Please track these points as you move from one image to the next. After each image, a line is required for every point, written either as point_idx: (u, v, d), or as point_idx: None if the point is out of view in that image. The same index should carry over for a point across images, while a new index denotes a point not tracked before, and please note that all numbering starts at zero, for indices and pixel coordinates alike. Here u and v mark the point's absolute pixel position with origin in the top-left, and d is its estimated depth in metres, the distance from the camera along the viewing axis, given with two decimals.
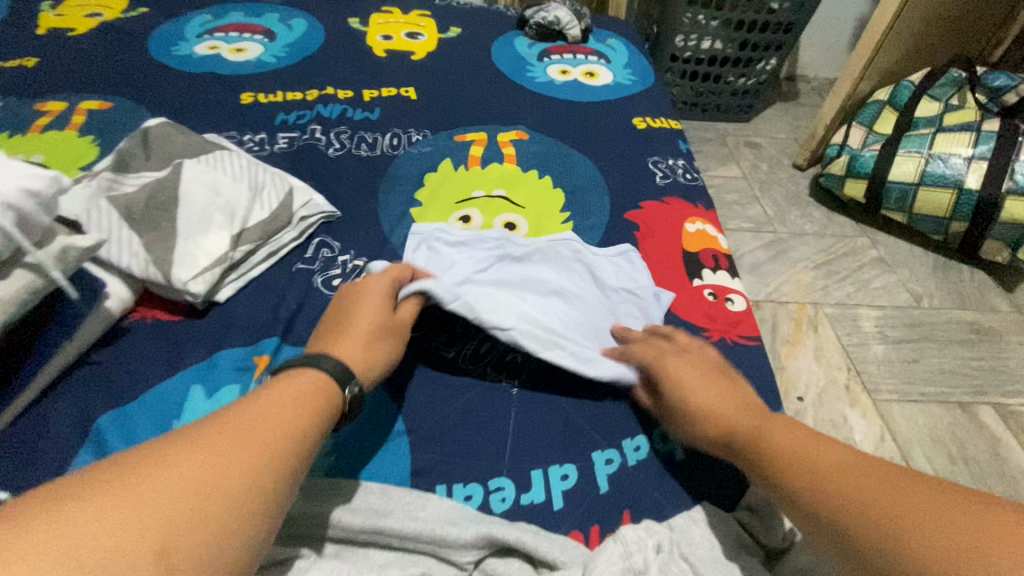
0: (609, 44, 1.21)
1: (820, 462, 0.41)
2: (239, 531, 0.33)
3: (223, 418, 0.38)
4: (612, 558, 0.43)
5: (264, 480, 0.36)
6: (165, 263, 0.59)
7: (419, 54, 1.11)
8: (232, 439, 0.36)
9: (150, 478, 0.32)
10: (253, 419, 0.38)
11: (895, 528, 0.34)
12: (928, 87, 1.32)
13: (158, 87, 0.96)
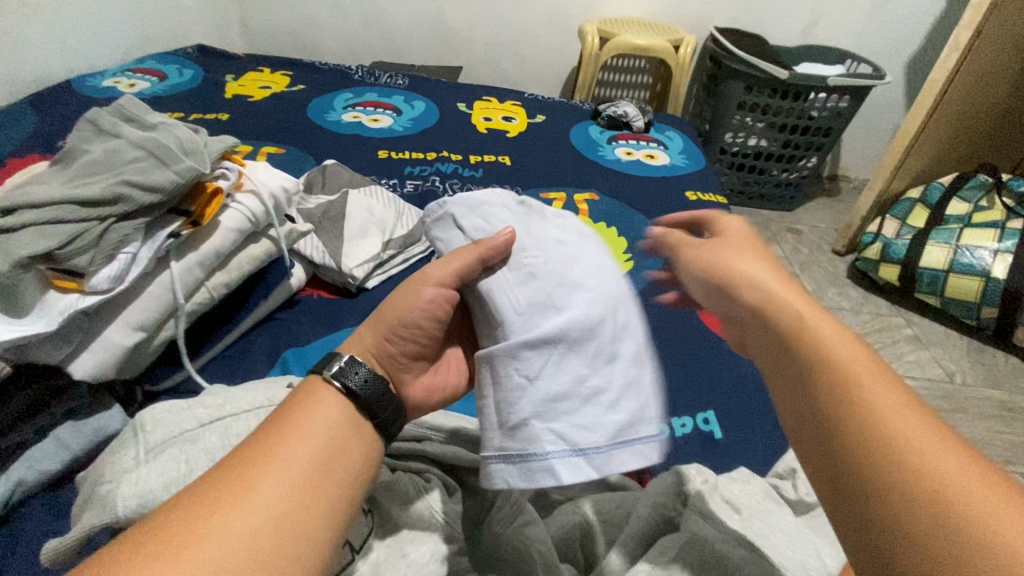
0: (668, 134, 1.45)
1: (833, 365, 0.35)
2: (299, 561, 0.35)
3: (267, 451, 0.38)
4: (666, 483, 0.56)
5: (310, 508, 0.37)
6: (338, 255, 0.82)
7: (513, 132, 1.38)
8: (277, 473, 0.37)
9: (211, 530, 0.34)
10: (296, 449, 0.39)
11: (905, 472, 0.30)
12: (957, 189, 1.48)
13: (318, 142, 1.26)
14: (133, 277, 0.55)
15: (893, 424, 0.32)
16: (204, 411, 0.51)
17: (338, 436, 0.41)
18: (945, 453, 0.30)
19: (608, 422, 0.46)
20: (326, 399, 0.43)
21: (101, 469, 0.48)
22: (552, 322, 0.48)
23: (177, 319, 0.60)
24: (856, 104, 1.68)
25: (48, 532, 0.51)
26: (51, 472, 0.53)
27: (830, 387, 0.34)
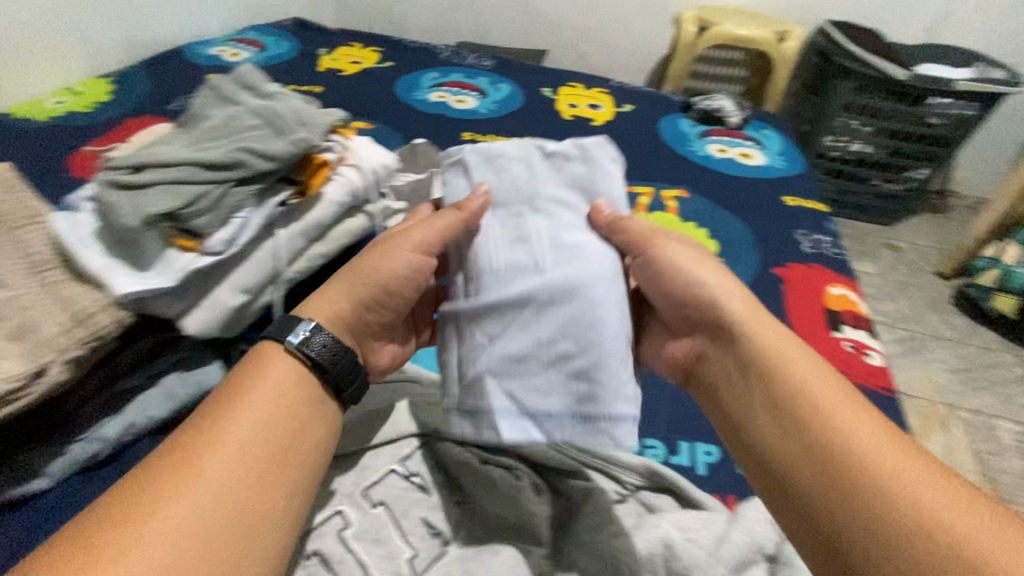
0: (765, 133, 1.36)
1: (799, 390, 0.50)
2: (271, 505, 0.44)
3: (230, 415, 0.46)
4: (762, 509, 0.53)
5: (272, 464, 0.45)
6: None
7: (599, 121, 1.33)
8: (242, 434, 0.45)
9: (192, 486, 0.42)
10: (255, 413, 0.46)
11: (851, 459, 0.45)
12: None
13: (405, 120, 1.26)
14: (244, 240, 0.56)
15: (848, 427, 0.47)
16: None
17: (290, 397, 0.48)
18: (867, 436, 0.46)
19: (564, 386, 0.50)
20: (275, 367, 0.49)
21: None
22: (526, 283, 0.52)
23: (277, 284, 0.62)
24: (984, 113, 1.51)
25: None
26: (158, 418, 0.57)
27: (802, 403, 0.49)
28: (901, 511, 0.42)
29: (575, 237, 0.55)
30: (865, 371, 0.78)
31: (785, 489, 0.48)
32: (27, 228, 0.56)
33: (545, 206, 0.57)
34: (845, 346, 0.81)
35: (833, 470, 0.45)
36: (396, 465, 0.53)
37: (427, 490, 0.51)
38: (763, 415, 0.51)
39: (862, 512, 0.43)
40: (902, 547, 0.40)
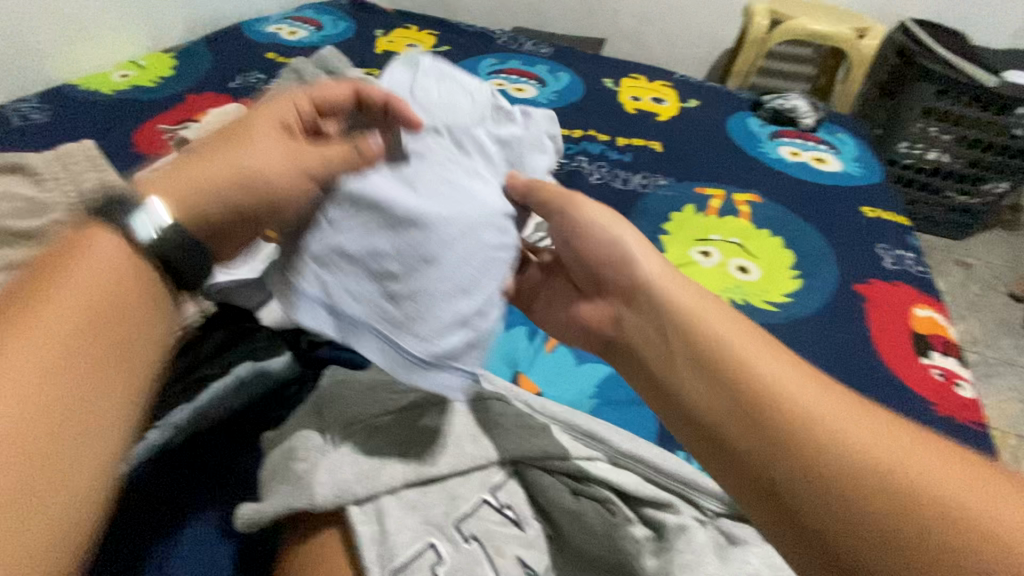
0: (839, 137, 1.28)
1: (757, 375, 0.42)
2: (106, 407, 0.37)
3: (38, 297, 0.38)
4: None
5: (104, 361, 0.38)
6: None
7: (664, 116, 1.28)
8: (57, 323, 0.37)
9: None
10: (75, 296, 0.38)
11: (827, 452, 0.37)
12: None
13: None
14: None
15: (813, 412, 0.39)
16: (390, 399, 0.49)
17: (118, 277, 0.41)
18: (840, 420, 0.38)
19: (379, 298, 0.50)
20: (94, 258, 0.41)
21: (286, 438, 0.47)
22: (389, 190, 0.52)
23: None
24: None
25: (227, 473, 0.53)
26: (233, 408, 0.56)
27: (756, 389, 0.41)
28: (880, 487, 0.35)
29: (475, 176, 0.57)
30: (957, 404, 0.72)
31: (724, 458, 0.41)
32: None
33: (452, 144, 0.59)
34: (933, 375, 0.75)
35: (803, 464, 0.37)
36: (487, 493, 0.45)
37: (523, 525, 0.45)
38: (713, 403, 0.43)
39: (851, 501, 0.35)
40: (896, 533, 0.33)
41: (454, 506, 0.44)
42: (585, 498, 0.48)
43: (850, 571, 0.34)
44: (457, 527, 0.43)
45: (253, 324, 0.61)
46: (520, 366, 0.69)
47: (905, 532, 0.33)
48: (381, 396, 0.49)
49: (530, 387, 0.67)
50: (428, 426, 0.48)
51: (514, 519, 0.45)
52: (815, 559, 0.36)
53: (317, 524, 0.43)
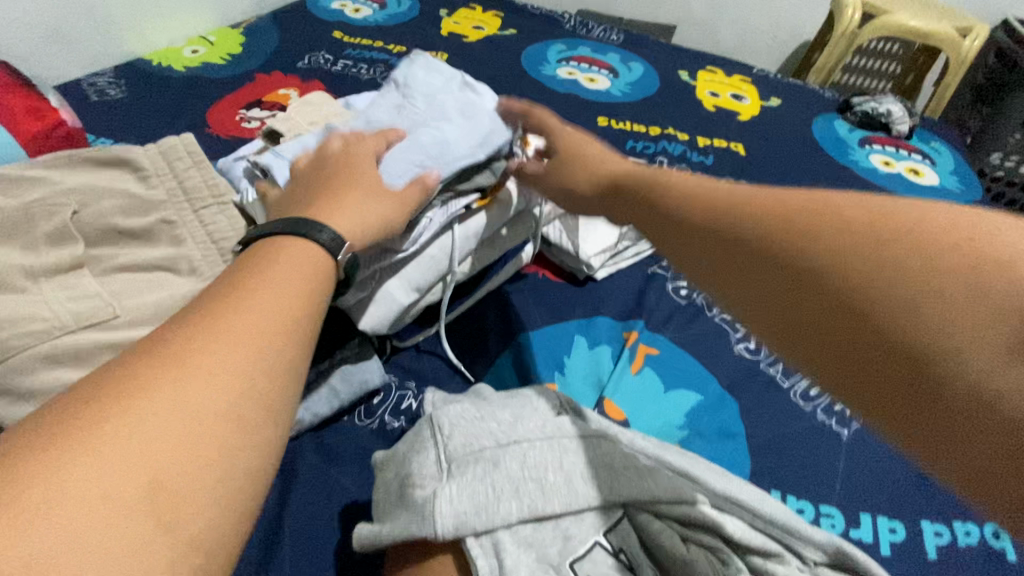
0: (934, 145, 1.20)
1: (768, 198, 0.34)
2: (250, 430, 0.32)
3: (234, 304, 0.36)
4: None
5: (251, 386, 0.33)
6: (576, 239, 0.77)
7: (745, 114, 1.21)
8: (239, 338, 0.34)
9: (167, 391, 0.30)
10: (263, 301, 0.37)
11: (891, 245, 0.28)
12: None
13: (536, 98, 1.17)
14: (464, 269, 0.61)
15: (849, 209, 0.30)
16: (499, 429, 0.46)
17: (299, 286, 0.39)
18: (885, 206, 0.30)
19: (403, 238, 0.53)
20: (349, 208, 0.46)
21: (405, 465, 0.45)
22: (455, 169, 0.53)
23: (445, 284, 0.60)
24: None
25: (324, 482, 0.54)
26: (322, 416, 0.56)
27: (780, 206, 0.33)
28: (901, 266, 0.27)
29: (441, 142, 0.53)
30: None
31: (777, 296, 0.31)
32: (212, 206, 0.55)
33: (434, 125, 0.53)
34: None
35: (784, 260, 0.31)
36: (600, 535, 0.42)
37: (640, 572, 0.41)
38: (734, 239, 0.34)
39: (848, 269, 0.28)
40: (961, 289, 0.25)
41: (568, 538, 0.41)
42: (696, 545, 0.44)
43: (875, 353, 0.26)
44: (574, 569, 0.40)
45: (347, 331, 0.60)
46: (604, 389, 0.66)
47: (951, 297, 0.25)
48: (485, 429, 0.46)
49: (616, 415, 0.64)
50: (542, 461, 0.44)
51: (628, 564, 0.41)
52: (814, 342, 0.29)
53: (430, 553, 0.42)
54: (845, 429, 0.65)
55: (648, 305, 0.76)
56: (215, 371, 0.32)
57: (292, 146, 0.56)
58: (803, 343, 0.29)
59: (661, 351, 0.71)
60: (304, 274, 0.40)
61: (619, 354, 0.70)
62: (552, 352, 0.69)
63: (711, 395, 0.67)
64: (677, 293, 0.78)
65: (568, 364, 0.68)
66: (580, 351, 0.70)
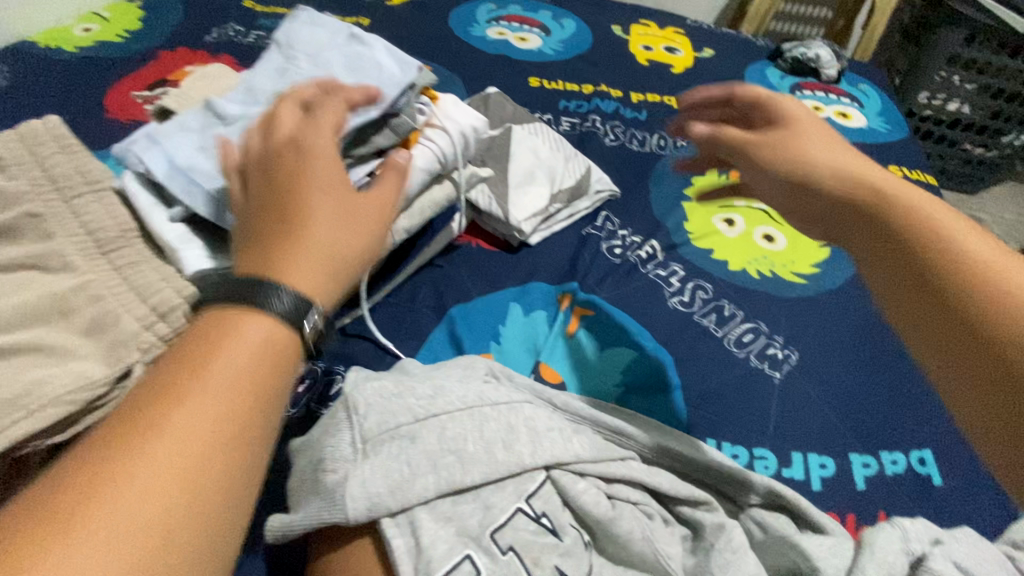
0: (862, 88, 1.21)
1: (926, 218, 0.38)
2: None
3: (174, 404, 0.30)
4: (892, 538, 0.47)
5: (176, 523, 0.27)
6: (505, 204, 0.75)
7: (678, 67, 1.19)
8: (175, 458, 0.28)
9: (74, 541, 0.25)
10: (211, 402, 0.30)
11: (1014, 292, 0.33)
12: None
13: (465, 61, 1.12)
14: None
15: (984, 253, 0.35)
16: (416, 404, 0.44)
17: (260, 376, 0.32)
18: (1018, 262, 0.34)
19: None
20: (320, 237, 0.38)
21: (318, 452, 0.43)
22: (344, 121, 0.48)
23: None
24: None
25: None
26: None
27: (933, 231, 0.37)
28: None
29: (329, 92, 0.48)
30: None
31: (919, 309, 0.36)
32: (85, 194, 0.49)
33: (322, 79, 0.50)
34: None
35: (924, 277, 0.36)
36: (521, 501, 0.41)
37: (562, 535, 0.41)
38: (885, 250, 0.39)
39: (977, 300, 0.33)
40: None
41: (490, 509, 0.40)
42: (621, 502, 0.44)
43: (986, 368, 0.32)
44: (494, 539, 0.39)
45: None
46: (541, 354, 0.65)
47: None
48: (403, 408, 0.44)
49: (553, 379, 0.63)
50: (460, 433, 0.42)
51: (551, 527, 0.41)
52: (928, 312, 0.35)
53: (344, 537, 0.40)
54: (777, 372, 0.66)
55: (583, 267, 0.75)
56: (134, 508, 0.27)
57: (158, 162, 0.47)
58: (930, 353, 0.35)
59: (597, 312, 0.70)
60: (258, 362, 0.33)
61: (555, 318, 0.69)
62: (486, 322, 0.67)
63: (648, 351, 0.67)
64: (612, 253, 0.77)
65: (504, 332, 0.67)
66: (515, 319, 0.68)
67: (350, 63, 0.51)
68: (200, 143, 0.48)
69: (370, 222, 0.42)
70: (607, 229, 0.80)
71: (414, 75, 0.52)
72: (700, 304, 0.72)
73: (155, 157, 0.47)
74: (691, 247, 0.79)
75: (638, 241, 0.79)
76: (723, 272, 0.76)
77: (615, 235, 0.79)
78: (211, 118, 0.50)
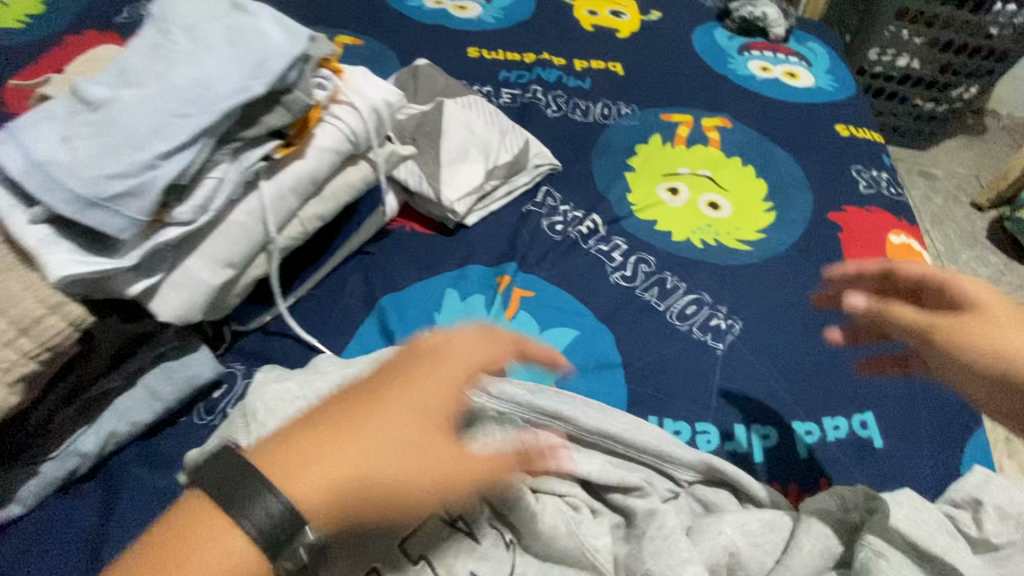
0: (811, 46, 1.19)
1: None
2: None
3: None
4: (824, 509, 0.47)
5: None
6: (437, 184, 0.71)
7: (624, 32, 1.14)
8: None
9: None
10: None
11: None
12: None
13: (399, 33, 1.06)
14: (289, 234, 0.53)
15: None
16: None
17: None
18: None
19: (177, 204, 0.44)
20: (367, 440, 0.34)
21: None
22: (224, 100, 0.43)
23: (269, 254, 0.52)
24: None
25: (153, 494, 0.48)
26: (143, 423, 0.49)
27: None
28: None
29: (206, 70, 0.44)
30: None
31: None
32: None
33: (198, 54, 0.45)
34: None
35: None
36: None
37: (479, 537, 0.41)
38: None
39: None
40: None
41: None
42: (546, 495, 0.43)
43: None
44: (404, 550, 0.39)
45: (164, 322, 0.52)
46: None
47: None
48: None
49: None
50: None
51: (468, 530, 0.41)
52: None
53: None
54: (720, 343, 0.64)
55: (523, 246, 0.72)
56: None
57: (15, 155, 0.41)
58: None
59: (536, 293, 0.67)
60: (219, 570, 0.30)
61: (492, 301, 0.65)
62: (420, 309, 0.64)
63: (590, 329, 0.64)
64: (553, 230, 0.74)
65: (439, 320, 0.63)
66: (450, 304, 0.65)
67: (233, 35, 0.46)
68: (61, 132, 0.42)
69: (434, 482, 0.36)
70: (548, 205, 0.77)
71: (305, 45, 0.47)
72: (642, 278, 0.70)
73: (10, 149, 0.42)
74: (634, 220, 0.76)
75: (579, 216, 0.76)
76: (666, 243, 0.74)
77: (556, 210, 0.76)
78: (76, 102, 0.44)
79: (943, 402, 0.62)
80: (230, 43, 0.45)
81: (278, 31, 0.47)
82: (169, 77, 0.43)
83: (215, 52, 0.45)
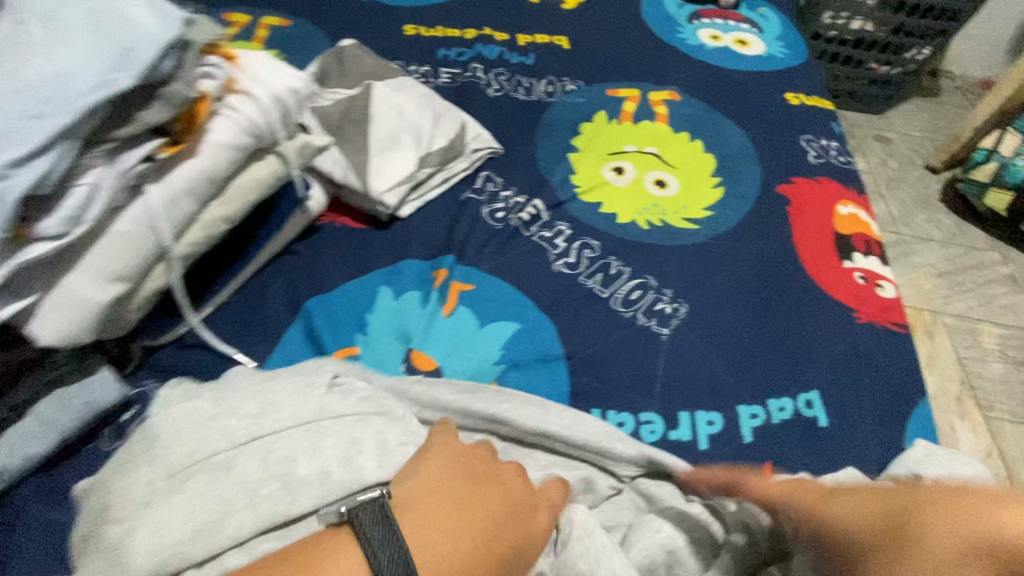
0: (762, 12, 1.15)
1: None
2: None
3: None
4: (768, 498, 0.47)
5: None
6: (364, 175, 0.67)
7: (570, 2, 1.09)
8: None
9: None
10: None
11: None
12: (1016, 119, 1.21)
13: (330, 11, 0.99)
14: (190, 240, 0.49)
15: None
16: (237, 427, 0.41)
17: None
18: None
19: (42, 215, 0.39)
20: (474, 538, 0.33)
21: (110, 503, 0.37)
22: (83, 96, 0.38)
23: (169, 263, 0.48)
24: None
25: (55, 530, 0.44)
26: (38, 455, 0.45)
27: None
28: None
29: (62, 62, 0.39)
30: (878, 306, 0.67)
31: None
32: None
33: (53, 44, 0.39)
34: (855, 278, 0.70)
35: None
36: None
37: None
38: None
39: None
40: None
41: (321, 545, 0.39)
42: None
43: None
44: None
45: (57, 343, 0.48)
46: (412, 341, 0.59)
47: None
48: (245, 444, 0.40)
49: (427, 365, 0.58)
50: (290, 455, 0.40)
51: None
52: None
53: None
54: (666, 328, 0.63)
55: (461, 237, 0.69)
56: None
57: None
58: None
59: (476, 286, 0.64)
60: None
61: (428, 298, 0.62)
62: (350, 312, 0.60)
63: (532, 321, 0.62)
64: (493, 217, 0.71)
65: (371, 321, 0.60)
66: (383, 304, 0.61)
67: (94, 21, 0.41)
68: None
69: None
70: (488, 191, 0.74)
71: (178, 31, 0.42)
72: (586, 264, 0.67)
73: None
74: (578, 203, 0.73)
75: (521, 201, 0.73)
76: (611, 226, 0.71)
77: (497, 197, 0.73)
78: None
79: (889, 376, 0.62)
80: (91, 30, 0.40)
81: (147, 15, 0.42)
82: (18, 71, 0.38)
83: (73, 41, 0.40)
